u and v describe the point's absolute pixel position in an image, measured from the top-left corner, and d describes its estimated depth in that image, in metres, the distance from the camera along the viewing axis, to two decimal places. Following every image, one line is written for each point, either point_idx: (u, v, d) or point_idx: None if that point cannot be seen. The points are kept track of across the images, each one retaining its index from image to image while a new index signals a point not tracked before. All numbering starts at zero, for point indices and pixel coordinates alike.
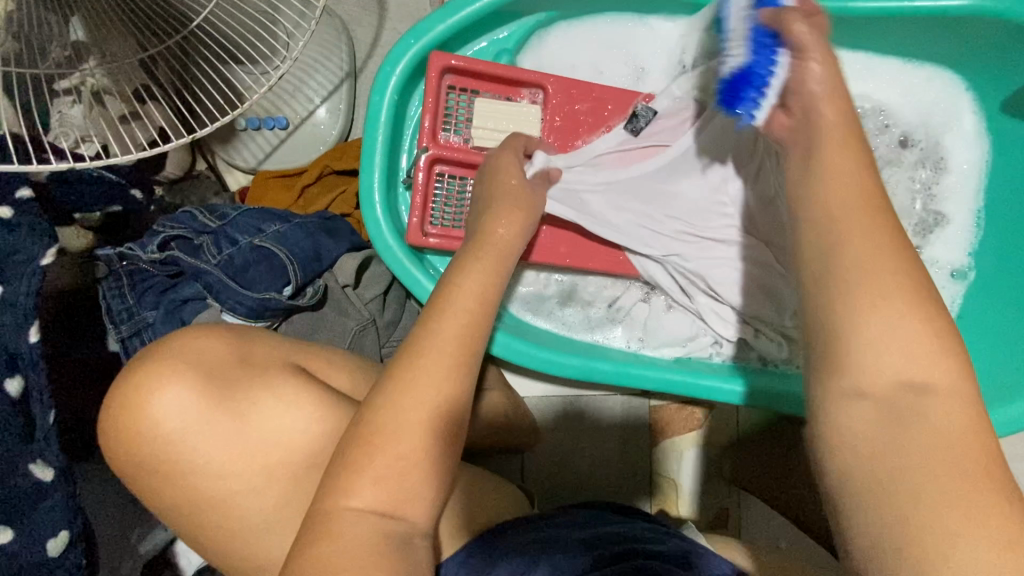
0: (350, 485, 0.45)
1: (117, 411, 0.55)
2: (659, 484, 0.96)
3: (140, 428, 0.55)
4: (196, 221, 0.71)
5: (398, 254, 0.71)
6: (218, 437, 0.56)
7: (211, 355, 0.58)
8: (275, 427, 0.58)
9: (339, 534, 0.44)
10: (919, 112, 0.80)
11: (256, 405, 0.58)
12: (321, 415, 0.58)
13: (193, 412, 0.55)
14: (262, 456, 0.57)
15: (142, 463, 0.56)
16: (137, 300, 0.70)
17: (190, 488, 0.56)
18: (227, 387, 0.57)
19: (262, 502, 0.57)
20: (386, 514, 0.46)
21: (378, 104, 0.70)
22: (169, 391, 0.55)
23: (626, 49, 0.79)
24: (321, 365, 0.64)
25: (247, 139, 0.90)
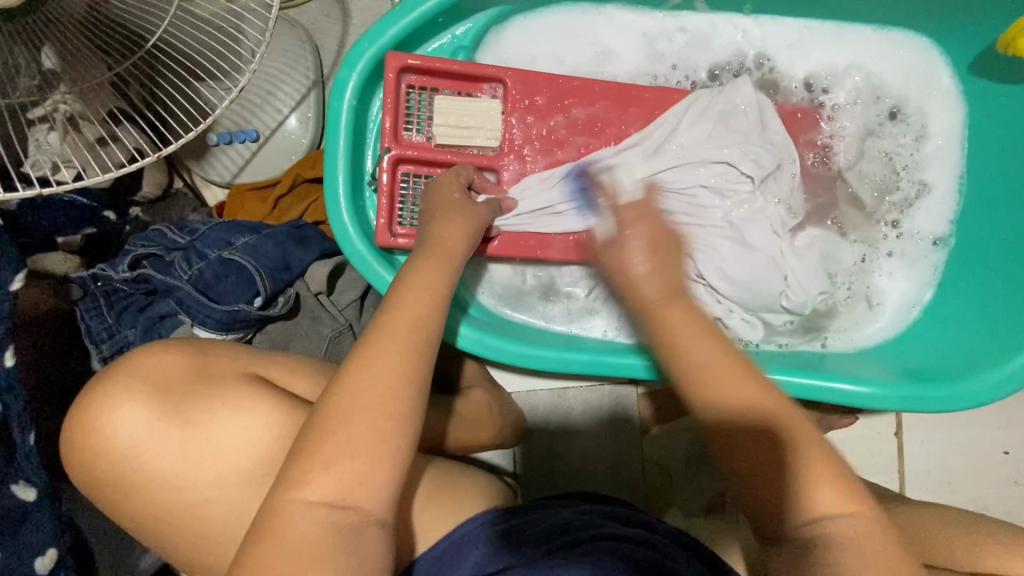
0: (304, 477, 0.45)
1: (75, 430, 0.56)
2: (651, 472, 0.96)
3: (97, 448, 0.56)
4: (167, 238, 0.72)
5: (366, 256, 0.71)
6: (173, 450, 0.56)
7: (165, 369, 0.59)
8: (231, 438, 0.58)
9: (286, 529, 0.44)
10: (889, 79, 0.79)
11: (210, 414, 0.58)
12: (277, 420, 0.59)
13: (145, 427, 0.56)
14: (221, 464, 0.57)
15: (101, 479, 0.57)
16: (116, 319, 0.71)
17: (150, 502, 0.57)
18: (178, 400, 0.58)
19: (224, 509, 0.58)
20: (336, 504, 0.45)
21: (337, 109, 0.71)
22: (122, 408, 0.56)
23: (584, 37, 0.79)
24: (284, 373, 0.65)
25: (219, 153, 0.91)
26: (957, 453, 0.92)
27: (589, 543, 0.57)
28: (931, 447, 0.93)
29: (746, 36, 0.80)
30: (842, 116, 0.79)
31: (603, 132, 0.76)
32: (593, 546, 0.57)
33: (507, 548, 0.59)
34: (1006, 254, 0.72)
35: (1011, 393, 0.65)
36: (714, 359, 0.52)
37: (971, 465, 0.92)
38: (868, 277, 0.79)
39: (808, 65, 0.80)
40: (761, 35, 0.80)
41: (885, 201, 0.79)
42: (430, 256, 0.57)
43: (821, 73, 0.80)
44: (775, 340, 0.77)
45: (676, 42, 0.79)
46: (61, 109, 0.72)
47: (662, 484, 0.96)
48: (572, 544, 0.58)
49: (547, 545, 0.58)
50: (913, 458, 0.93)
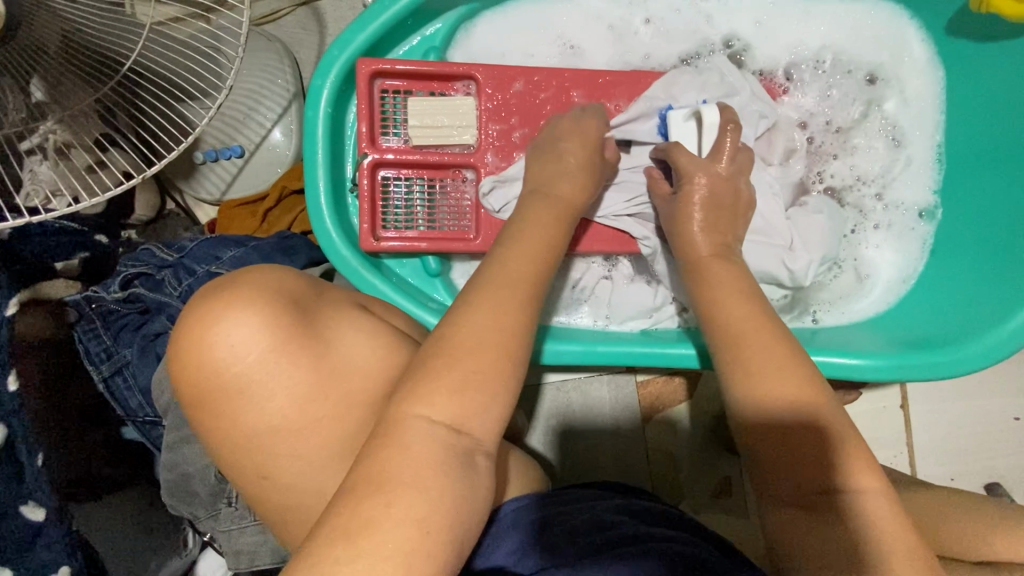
0: (427, 394, 0.46)
1: (191, 338, 0.53)
2: (655, 460, 0.96)
3: (215, 353, 0.52)
4: (155, 257, 0.74)
5: (353, 262, 0.72)
6: (298, 364, 0.55)
7: (286, 285, 0.57)
8: (352, 358, 0.58)
9: (410, 441, 0.44)
10: (866, 46, 0.77)
11: (337, 330, 0.58)
12: (389, 344, 0.60)
13: (270, 340, 0.54)
14: (341, 384, 0.57)
15: (212, 391, 0.54)
16: (113, 339, 0.73)
17: (265, 420, 0.54)
18: (305, 314, 0.57)
19: (322, 438, 0.56)
20: (454, 427, 0.45)
21: (313, 118, 0.72)
22: (246, 318, 0.53)
23: (554, 29, 0.79)
24: (382, 312, 0.66)
25: (208, 171, 0.92)
26: (967, 423, 0.91)
27: (638, 544, 0.58)
28: (941, 415, 0.91)
29: (717, 14, 0.79)
30: (823, 86, 0.78)
31: None
32: (643, 547, 0.57)
33: (550, 540, 0.59)
34: (1005, 214, 0.70)
35: (1013, 352, 0.64)
36: (756, 326, 0.56)
37: (981, 429, 0.91)
38: (856, 248, 0.78)
39: (783, 39, 0.79)
40: (733, 12, 0.79)
41: (874, 169, 0.78)
42: (545, 202, 0.62)
43: (799, 48, 0.78)
44: None
45: (648, 27, 0.79)
46: (53, 139, 0.74)
47: (669, 471, 0.96)
48: (620, 544, 0.58)
49: (594, 540, 0.58)
50: (922, 430, 0.91)
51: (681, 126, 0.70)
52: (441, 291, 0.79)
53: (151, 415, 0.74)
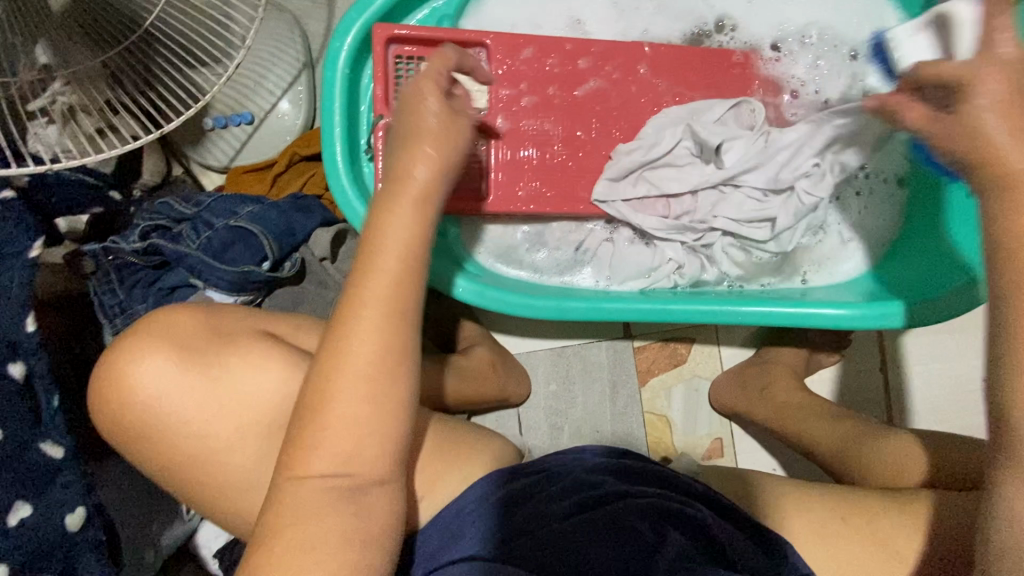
0: (304, 459, 0.49)
1: (100, 384, 0.59)
2: (650, 423, 1.00)
3: (125, 403, 0.59)
4: (174, 210, 0.75)
5: (368, 219, 0.74)
6: (194, 400, 0.59)
7: (179, 330, 0.61)
8: (252, 389, 0.61)
9: (297, 499, 0.49)
10: (849, 25, 0.83)
11: (228, 368, 0.61)
12: (292, 371, 0.62)
13: (167, 381, 0.59)
14: (241, 414, 0.60)
15: (127, 428, 0.60)
16: (127, 294, 0.74)
17: (176, 451, 0.60)
18: (199, 355, 0.61)
19: (237, 462, 0.60)
20: (343, 473, 0.50)
21: (331, 78, 0.74)
22: (143, 364, 0.59)
23: (561, 3, 0.83)
24: (291, 330, 0.68)
25: (216, 138, 0.94)
26: (941, 385, 0.97)
27: (621, 501, 0.62)
28: (913, 379, 0.97)
29: None
30: (811, 61, 0.83)
31: (585, 90, 0.78)
32: (625, 507, 0.61)
33: (527, 508, 0.62)
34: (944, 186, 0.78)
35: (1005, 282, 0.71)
36: None
37: (952, 392, 0.97)
38: (840, 214, 0.84)
39: (775, 16, 0.83)
40: None
41: None
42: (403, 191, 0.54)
43: (789, 25, 0.83)
44: (758, 280, 0.84)
45: (650, 3, 0.83)
46: (60, 101, 0.75)
47: (665, 437, 1.00)
48: (598, 505, 0.62)
49: (569, 506, 0.62)
50: (901, 390, 0.97)
51: (910, 42, 0.67)
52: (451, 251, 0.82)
53: None
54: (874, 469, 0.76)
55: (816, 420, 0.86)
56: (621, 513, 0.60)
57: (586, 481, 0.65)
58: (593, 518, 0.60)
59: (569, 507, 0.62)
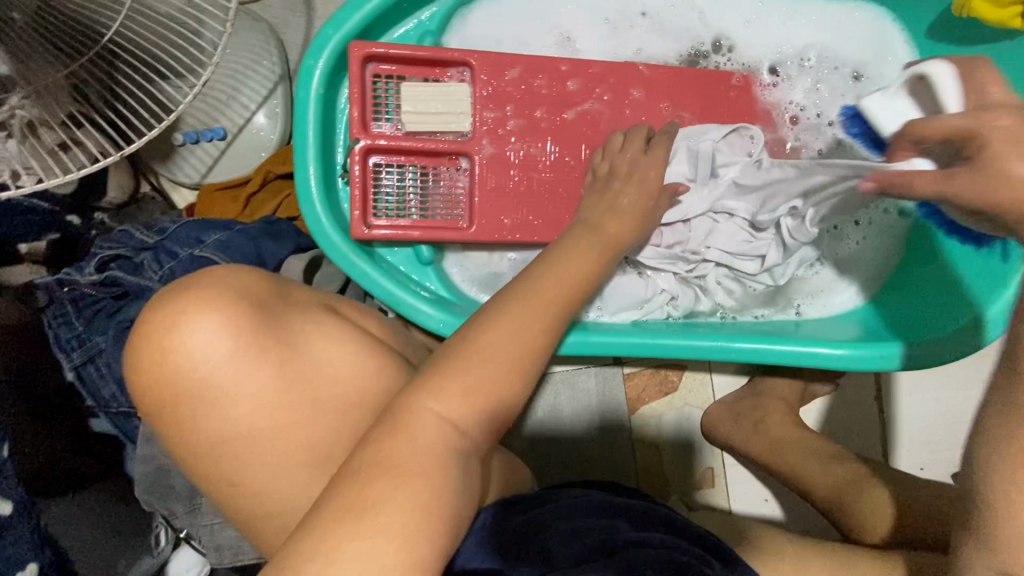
0: (435, 390, 0.48)
1: (147, 337, 0.51)
2: (639, 451, 0.97)
3: (169, 369, 0.51)
4: (133, 239, 0.70)
5: (343, 249, 0.70)
6: (268, 366, 0.53)
7: (250, 287, 0.55)
8: (330, 362, 0.57)
9: (419, 435, 0.46)
10: (851, 46, 0.80)
11: (303, 336, 0.56)
12: (367, 353, 0.59)
13: (234, 343, 0.52)
14: (310, 389, 0.55)
15: (170, 396, 0.52)
16: (85, 326, 0.70)
17: (227, 422, 0.52)
18: (273, 318, 0.55)
19: (285, 448, 0.54)
20: (461, 429, 0.48)
21: (304, 99, 0.69)
22: (205, 322, 0.51)
23: (550, 19, 0.79)
24: (354, 310, 0.64)
25: (187, 154, 0.89)
26: (937, 415, 0.94)
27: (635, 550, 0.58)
28: (909, 409, 0.94)
29: (712, 10, 0.80)
30: (811, 84, 0.80)
31: (574, 113, 0.74)
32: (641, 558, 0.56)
33: (532, 551, 0.56)
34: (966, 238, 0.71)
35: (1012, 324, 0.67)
36: None
37: (948, 422, 0.94)
38: (834, 245, 0.82)
39: (775, 36, 0.80)
40: (726, 8, 0.80)
41: None
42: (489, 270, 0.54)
43: (788, 46, 0.80)
44: (753, 311, 0.81)
45: (643, 20, 0.79)
46: (19, 115, 0.69)
47: (655, 467, 0.97)
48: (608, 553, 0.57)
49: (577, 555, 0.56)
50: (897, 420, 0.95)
51: (886, 109, 0.66)
52: (433, 280, 0.78)
53: (124, 407, 0.72)
54: (855, 523, 0.75)
55: (809, 460, 0.83)
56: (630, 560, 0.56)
57: (593, 524, 0.61)
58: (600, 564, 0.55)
59: (578, 549, 0.57)
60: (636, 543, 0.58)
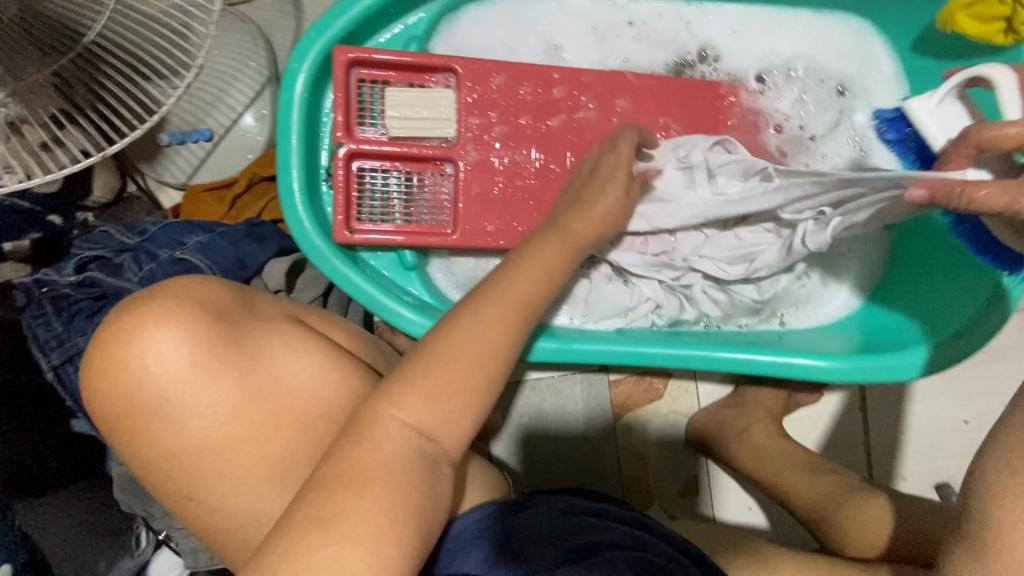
0: (398, 397, 0.47)
1: (99, 354, 0.51)
2: (624, 459, 0.97)
3: (126, 382, 0.51)
4: (114, 239, 0.71)
5: (325, 253, 0.70)
6: (223, 379, 0.52)
7: (207, 298, 0.54)
8: (290, 374, 0.55)
9: (379, 440, 0.45)
10: (837, 58, 0.80)
11: (264, 347, 0.55)
12: (329, 362, 0.57)
13: (186, 358, 0.51)
14: (269, 403, 0.54)
15: (126, 411, 0.51)
16: (65, 326, 0.67)
17: (184, 439, 0.52)
18: (228, 330, 0.54)
19: (249, 459, 0.53)
20: (425, 434, 0.47)
21: (288, 102, 0.69)
22: (156, 336, 0.50)
23: (537, 27, 0.79)
24: (321, 320, 0.63)
25: (173, 155, 0.89)
26: (919, 428, 0.94)
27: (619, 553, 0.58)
28: (892, 421, 0.95)
29: (698, 20, 0.80)
30: (797, 95, 0.80)
31: (559, 121, 0.74)
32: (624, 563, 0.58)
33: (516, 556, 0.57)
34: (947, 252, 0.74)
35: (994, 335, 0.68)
36: None
37: (930, 435, 0.94)
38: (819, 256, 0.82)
39: (761, 47, 0.80)
40: (712, 19, 0.80)
41: None
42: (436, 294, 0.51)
43: (775, 58, 0.80)
44: (736, 321, 0.81)
45: (630, 30, 0.79)
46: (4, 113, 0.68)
47: (640, 475, 0.97)
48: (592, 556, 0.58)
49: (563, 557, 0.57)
50: (880, 431, 0.95)
51: (935, 113, 0.56)
52: (416, 285, 0.78)
53: (102, 407, 0.70)
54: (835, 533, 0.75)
55: (792, 472, 0.83)
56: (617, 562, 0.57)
57: (584, 522, 0.61)
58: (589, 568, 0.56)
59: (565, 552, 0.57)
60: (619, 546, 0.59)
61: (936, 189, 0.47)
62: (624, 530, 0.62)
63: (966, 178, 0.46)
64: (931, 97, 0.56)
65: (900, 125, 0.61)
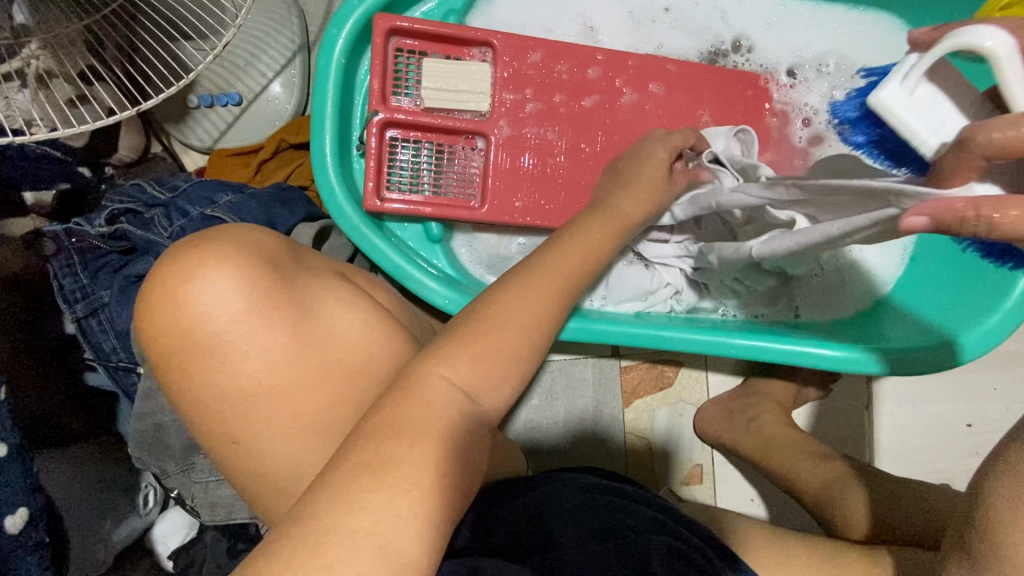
0: (444, 355, 0.49)
1: (158, 290, 0.50)
2: (632, 445, 0.98)
3: (183, 320, 0.50)
4: (146, 194, 0.71)
5: (355, 219, 0.70)
6: (278, 325, 0.53)
7: (266, 247, 0.55)
8: (339, 328, 0.56)
9: (430, 394, 0.46)
10: (868, 55, 0.81)
11: (315, 301, 0.56)
12: (376, 320, 0.59)
13: (244, 300, 0.51)
14: (320, 355, 0.55)
15: (179, 349, 0.51)
16: (91, 278, 0.69)
17: (236, 381, 0.52)
18: (286, 279, 0.54)
19: (295, 408, 0.54)
20: (467, 393, 0.48)
21: (325, 67, 0.69)
22: (218, 276, 0.51)
23: (575, 8, 0.80)
24: (362, 280, 0.65)
25: (200, 117, 0.89)
26: (923, 426, 0.95)
27: (641, 536, 0.57)
28: (896, 421, 0.96)
29: (731, 11, 0.80)
30: (826, 90, 0.81)
31: (592, 101, 0.75)
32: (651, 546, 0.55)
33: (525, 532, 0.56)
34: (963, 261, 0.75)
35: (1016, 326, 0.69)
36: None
37: (933, 436, 0.96)
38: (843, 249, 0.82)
39: (793, 37, 0.81)
40: (747, 10, 0.81)
41: None
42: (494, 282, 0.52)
43: (806, 52, 0.81)
44: (754, 311, 0.82)
45: (665, 16, 0.80)
46: (36, 66, 0.68)
47: (646, 461, 0.98)
48: (607, 534, 0.57)
49: (576, 535, 0.57)
50: (884, 429, 0.96)
51: (910, 105, 0.43)
52: (440, 258, 0.79)
53: (124, 361, 0.70)
54: (841, 521, 0.77)
55: (798, 458, 0.85)
56: (640, 547, 0.55)
57: (602, 506, 0.61)
58: (601, 551, 0.55)
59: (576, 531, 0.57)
60: (636, 528, 0.58)
61: (940, 216, 0.38)
62: (647, 513, 0.61)
63: (968, 198, 0.38)
64: (904, 82, 0.43)
65: (865, 126, 0.57)
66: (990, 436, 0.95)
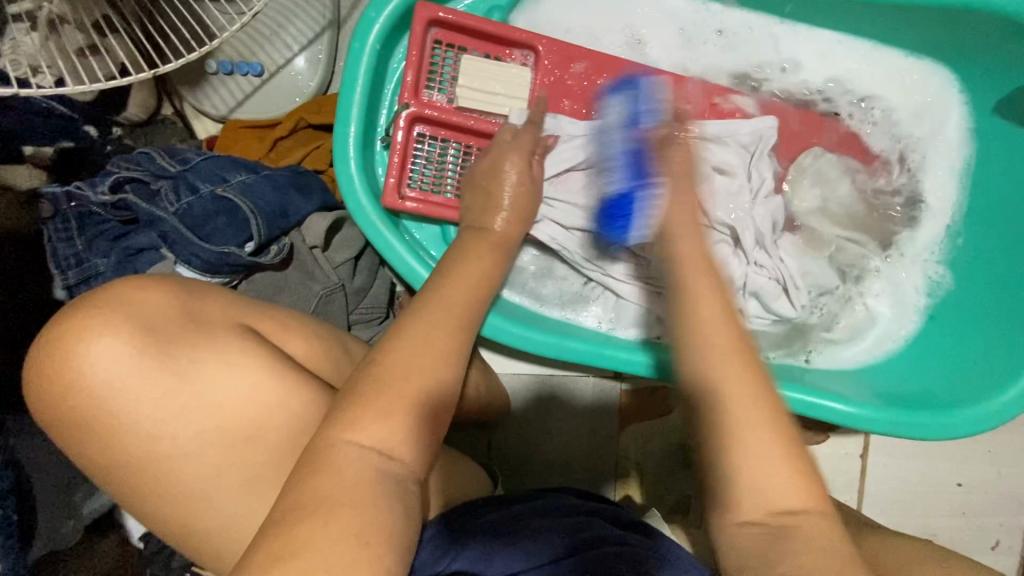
0: (358, 421, 0.46)
1: (48, 360, 0.50)
2: (620, 467, 0.96)
3: (67, 386, 0.50)
4: (155, 164, 0.67)
5: (372, 216, 0.67)
6: (157, 394, 0.51)
7: (152, 308, 0.53)
8: (223, 393, 0.53)
9: (341, 466, 0.43)
10: (915, 104, 0.78)
11: (196, 364, 0.53)
12: (268, 380, 0.55)
13: (128, 370, 0.51)
14: (207, 419, 0.53)
15: (67, 419, 0.51)
16: (86, 245, 0.66)
17: (120, 449, 0.51)
18: (166, 343, 0.53)
19: (187, 473, 0.52)
20: (385, 453, 0.45)
21: (358, 51, 0.66)
22: (97, 345, 0.50)
23: (624, 18, 0.76)
24: (276, 329, 0.59)
25: (217, 85, 0.85)
26: (918, 481, 0.93)
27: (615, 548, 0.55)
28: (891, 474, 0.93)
29: (783, 40, 0.78)
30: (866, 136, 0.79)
31: None
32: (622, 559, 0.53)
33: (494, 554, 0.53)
34: (983, 234, 0.76)
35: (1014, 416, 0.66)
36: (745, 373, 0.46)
37: (926, 494, 0.93)
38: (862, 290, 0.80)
39: (842, 76, 0.78)
40: (799, 42, 0.78)
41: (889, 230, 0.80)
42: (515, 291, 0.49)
43: (853, 93, 0.78)
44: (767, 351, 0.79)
45: (716, 39, 0.77)
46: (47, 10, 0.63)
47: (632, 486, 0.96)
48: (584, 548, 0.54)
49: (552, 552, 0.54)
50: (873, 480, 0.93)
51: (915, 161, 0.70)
52: None
53: None
54: None
55: None
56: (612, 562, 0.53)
57: (569, 523, 0.58)
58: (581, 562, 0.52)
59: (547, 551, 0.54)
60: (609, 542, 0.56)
61: None
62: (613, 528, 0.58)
63: None
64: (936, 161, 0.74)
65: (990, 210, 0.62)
66: (982, 498, 0.93)
